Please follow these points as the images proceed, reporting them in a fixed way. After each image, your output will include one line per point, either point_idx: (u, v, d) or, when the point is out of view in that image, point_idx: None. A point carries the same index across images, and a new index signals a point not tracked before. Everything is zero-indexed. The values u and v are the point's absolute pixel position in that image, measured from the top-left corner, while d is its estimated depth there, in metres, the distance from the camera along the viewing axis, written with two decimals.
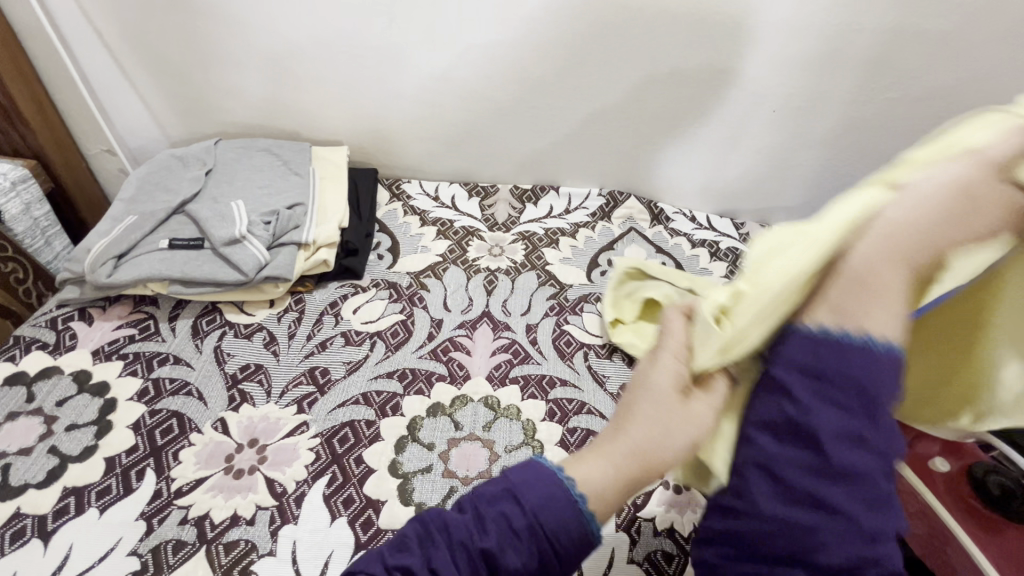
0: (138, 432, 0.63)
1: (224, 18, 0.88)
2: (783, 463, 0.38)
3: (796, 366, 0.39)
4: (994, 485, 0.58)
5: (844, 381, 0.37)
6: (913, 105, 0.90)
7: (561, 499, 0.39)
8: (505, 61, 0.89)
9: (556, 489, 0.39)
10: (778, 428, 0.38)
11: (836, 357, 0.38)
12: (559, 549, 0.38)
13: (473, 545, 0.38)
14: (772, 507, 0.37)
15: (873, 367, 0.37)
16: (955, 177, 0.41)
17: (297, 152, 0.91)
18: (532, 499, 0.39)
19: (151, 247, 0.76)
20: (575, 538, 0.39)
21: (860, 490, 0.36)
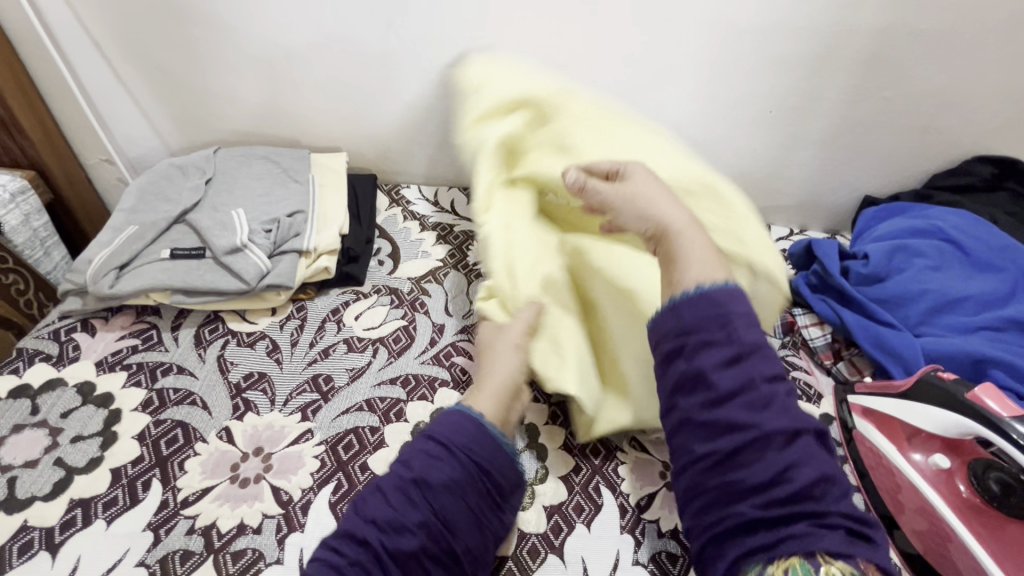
0: (143, 443, 0.63)
1: (221, 27, 0.88)
2: (691, 407, 0.48)
3: (676, 326, 0.51)
4: (995, 482, 0.59)
5: (706, 325, 0.50)
6: (908, 103, 0.91)
7: (465, 423, 0.57)
8: (502, 65, 0.90)
9: (456, 417, 0.57)
10: (687, 385, 0.49)
11: (694, 310, 0.51)
12: (472, 461, 0.55)
13: (405, 476, 0.53)
14: (703, 446, 0.47)
15: (707, 305, 0.50)
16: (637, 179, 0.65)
17: (297, 159, 0.91)
18: (443, 432, 0.56)
19: (152, 257, 0.76)
20: (485, 446, 0.56)
21: (753, 401, 0.46)
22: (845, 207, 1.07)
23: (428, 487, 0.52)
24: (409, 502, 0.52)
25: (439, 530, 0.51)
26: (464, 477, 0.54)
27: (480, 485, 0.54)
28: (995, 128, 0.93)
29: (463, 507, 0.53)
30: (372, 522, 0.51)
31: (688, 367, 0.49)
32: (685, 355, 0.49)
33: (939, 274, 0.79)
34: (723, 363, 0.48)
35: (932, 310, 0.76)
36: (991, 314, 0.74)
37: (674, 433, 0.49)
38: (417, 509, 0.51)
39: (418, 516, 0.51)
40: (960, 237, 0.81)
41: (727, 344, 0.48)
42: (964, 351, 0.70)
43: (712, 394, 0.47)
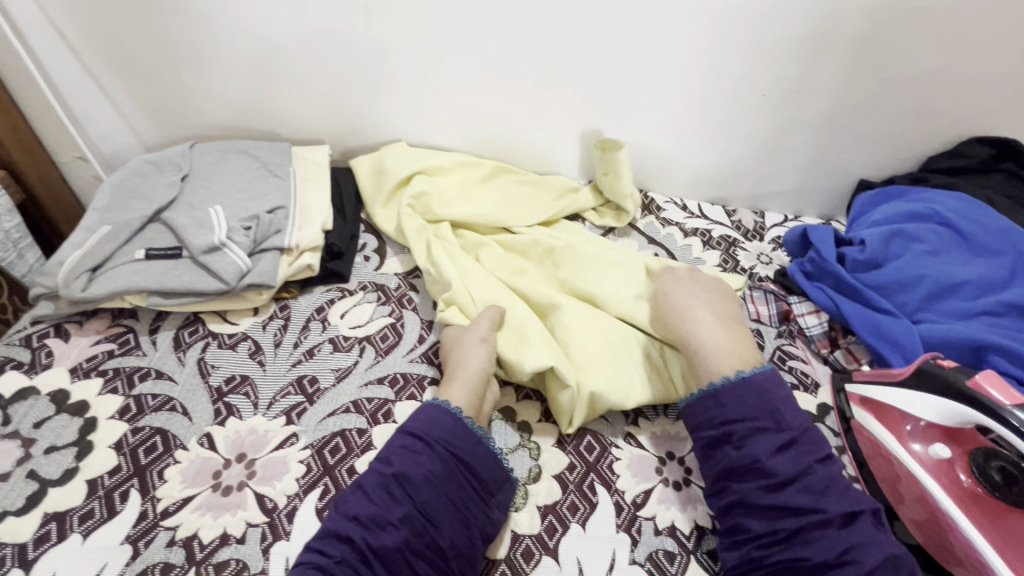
0: (120, 452, 0.61)
1: (192, 16, 0.84)
2: (749, 492, 0.57)
3: (722, 415, 0.61)
4: (997, 470, 0.58)
5: (750, 413, 0.59)
6: (905, 84, 0.89)
7: (442, 417, 0.59)
8: (487, 52, 0.86)
9: (434, 411, 0.59)
10: (741, 471, 0.58)
11: (737, 398, 0.60)
12: (451, 454, 0.57)
13: (385, 473, 0.55)
14: (766, 526, 0.55)
15: (749, 395, 0.60)
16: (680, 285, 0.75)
17: (277, 153, 0.88)
18: (420, 426, 0.58)
19: (126, 258, 0.73)
20: (463, 440, 0.58)
21: (810, 487, 0.55)
22: (839, 192, 1.05)
23: (409, 481, 0.54)
24: (391, 498, 0.53)
25: (422, 522, 0.53)
26: (444, 469, 0.56)
27: (460, 477, 0.57)
28: (992, 108, 0.91)
29: (444, 500, 0.55)
30: (354, 519, 0.52)
31: (740, 455, 0.58)
32: (733, 444, 0.59)
33: (937, 259, 0.77)
34: (778, 447, 0.57)
35: (930, 296, 0.75)
36: (989, 299, 0.73)
37: (728, 512, 0.58)
38: (398, 503, 0.53)
39: (400, 510, 0.53)
40: (960, 222, 0.79)
41: (775, 433, 0.58)
42: (963, 337, 0.69)
43: (770, 480, 0.56)
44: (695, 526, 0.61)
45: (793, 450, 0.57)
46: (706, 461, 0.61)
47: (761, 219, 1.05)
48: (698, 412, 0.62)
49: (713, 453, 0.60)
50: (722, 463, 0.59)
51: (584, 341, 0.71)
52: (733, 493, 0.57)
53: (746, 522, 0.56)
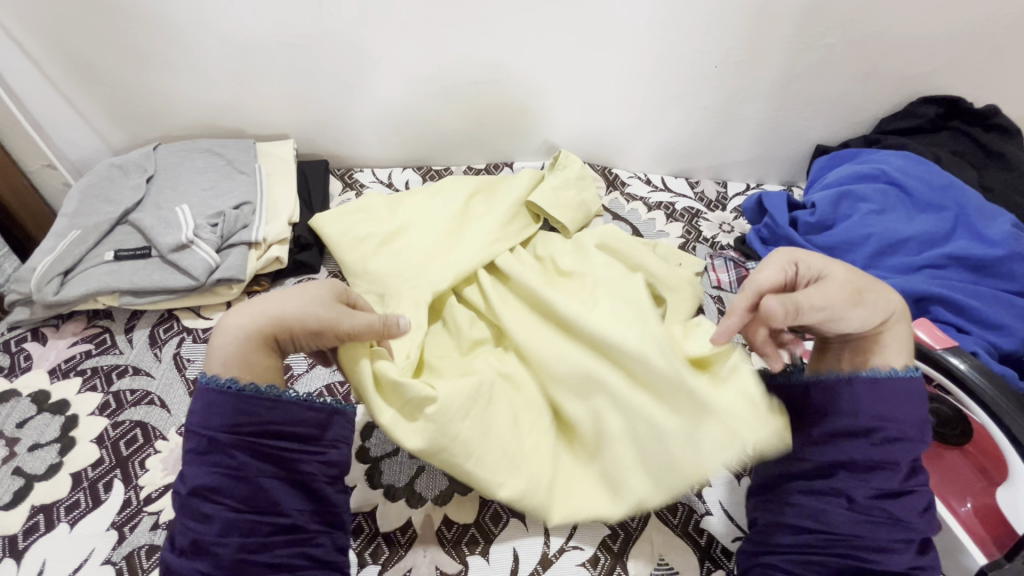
0: (102, 445, 0.63)
1: (144, 18, 0.85)
2: (857, 488, 0.47)
3: (865, 412, 0.48)
4: (931, 412, 0.62)
5: (904, 419, 0.48)
6: (851, 49, 0.91)
7: (216, 403, 0.45)
8: (442, 39, 0.87)
9: (203, 397, 0.46)
10: (864, 467, 0.47)
11: (890, 394, 0.48)
12: (247, 436, 0.46)
13: (184, 493, 0.44)
14: (849, 527, 0.46)
15: (905, 397, 0.48)
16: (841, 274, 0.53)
17: (240, 149, 0.89)
18: (196, 426, 0.45)
19: (96, 260, 0.75)
20: (250, 414, 0.46)
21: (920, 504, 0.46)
22: (797, 158, 1.08)
23: (208, 492, 0.44)
24: (204, 516, 0.44)
25: (250, 518, 0.45)
26: (250, 453, 0.46)
27: (269, 450, 0.47)
28: (937, 69, 0.94)
29: (265, 480, 0.46)
30: (184, 551, 0.44)
31: (873, 453, 0.47)
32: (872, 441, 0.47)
33: (882, 218, 0.80)
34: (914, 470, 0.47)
35: (876, 253, 0.77)
36: (932, 252, 0.76)
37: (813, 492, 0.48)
38: (213, 518, 0.44)
39: (219, 521, 0.44)
40: (902, 179, 0.82)
41: (917, 444, 0.47)
42: (907, 290, 0.72)
43: (888, 487, 0.47)
44: None
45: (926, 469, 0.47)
46: (817, 446, 0.50)
47: (723, 189, 1.07)
48: (831, 394, 0.50)
49: (833, 441, 0.49)
50: (838, 453, 0.48)
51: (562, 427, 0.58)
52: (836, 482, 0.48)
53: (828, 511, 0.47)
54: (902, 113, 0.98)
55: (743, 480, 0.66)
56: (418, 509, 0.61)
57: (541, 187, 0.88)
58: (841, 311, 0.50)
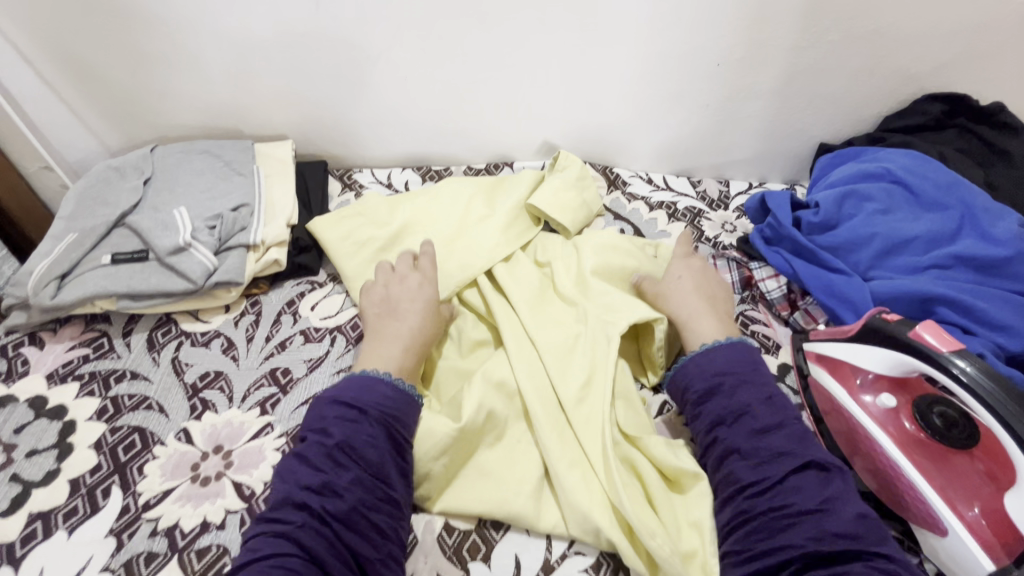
0: (100, 451, 0.63)
1: (140, 17, 0.84)
2: (738, 437, 0.56)
3: (710, 369, 0.61)
4: (938, 416, 0.61)
5: (736, 369, 0.60)
6: (855, 46, 0.90)
7: (375, 385, 0.59)
8: (442, 37, 0.86)
9: (366, 379, 0.59)
10: (731, 417, 0.57)
11: (723, 357, 0.62)
12: (389, 417, 0.57)
13: (327, 442, 0.54)
14: (751, 474, 0.54)
15: (730, 352, 0.62)
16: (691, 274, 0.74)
17: (238, 150, 0.89)
18: (350, 396, 0.57)
19: (93, 264, 0.75)
20: (394, 398, 0.58)
21: (790, 434, 0.56)
22: (800, 157, 1.07)
23: (350, 447, 0.53)
24: (337, 464, 0.53)
25: (372, 480, 0.53)
26: (385, 430, 0.56)
27: (395, 437, 0.56)
28: (943, 65, 0.93)
29: (390, 456, 0.55)
30: (308, 487, 0.51)
31: (730, 405, 0.58)
32: (721, 395, 0.59)
33: (887, 217, 0.79)
34: (763, 399, 0.58)
35: (881, 253, 0.77)
36: (937, 252, 0.75)
37: (721, 464, 0.57)
38: (346, 470, 0.52)
39: (350, 474, 0.52)
40: (907, 177, 0.81)
41: (761, 387, 0.59)
42: (911, 292, 0.71)
43: (757, 427, 0.56)
44: None
45: (778, 402, 0.58)
46: (697, 418, 0.60)
47: (725, 188, 1.07)
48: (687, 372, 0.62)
49: (702, 407, 0.60)
50: (713, 413, 0.59)
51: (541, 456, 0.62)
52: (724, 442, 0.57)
53: (734, 470, 0.55)
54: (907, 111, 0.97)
55: None
56: (419, 516, 0.61)
57: (542, 188, 0.87)
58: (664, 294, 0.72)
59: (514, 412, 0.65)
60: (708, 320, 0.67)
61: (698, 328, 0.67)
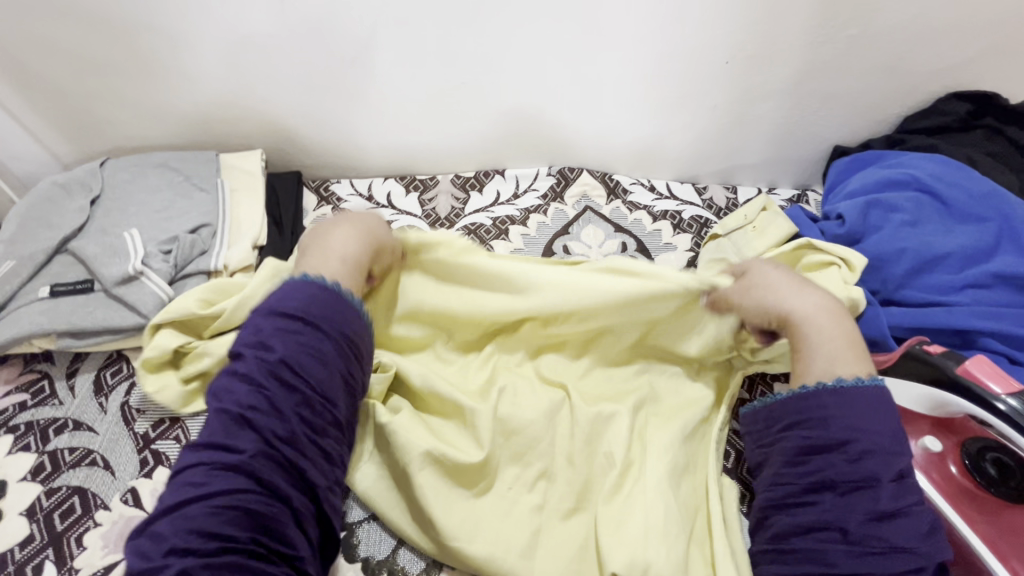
0: (33, 519, 0.55)
1: (85, 17, 0.75)
2: (847, 516, 0.45)
3: (840, 420, 0.48)
4: (992, 465, 0.54)
5: (873, 426, 0.47)
6: (875, 40, 0.82)
7: (322, 299, 0.52)
8: (423, 38, 0.78)
9: (306, 291, 0.52)
10: (844, 486, 0.46)
11: (856, 405, 0.48)
12: (344, 336, 0.51)
13: (269, 358, 0.47)
14: (850, 564, 0.43)
15: (877, 403, 0.48)
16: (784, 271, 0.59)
17: (199, 162, 0.80)
18: (293, 306, 0.50)
19: (30, 298, 0.66)
20: (337, 317, 0.52)
21: (917, 525, 0.44)
22: (814, 160, 1.00)
23: (297, 367, 0.47)
24: (282, 384, 0.47)
25: (320, 404, 0.48)
26: (336, 346, 0.50)
27: (346, 354, 0.51)
28: (969, 61, 0.85)
29: (337, 375, 0.50)
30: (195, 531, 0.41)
31: (851, 471, 0.46)
32: (847, 456, 0.46)
33: (916, 230, 0.72)
34: (898, 477, 0.45)
35: (912, 270, 0.70)
36: (974, 270, 0.68)
37: (804, 533, 0.46)
38: (293, 388, 0.47)
39: (293, 397, 0.47)
40: (937, 187, 0.74)
41: (895, 456, 0.46)
42: (946, 320, 0.65)
43: (876, 508, 0.45)
44: None
45: (910, 484, 0.46)
46: (792, 467, 0.49)
47: (733, 195, 0.99)
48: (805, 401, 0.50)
49: (806, 459, 0.48)
50: (818, 474, 0.47)
51: (615, 505, 0.54)
52: (824, 512, 0.46)
53: (827, 551, 0.44)
54: (930, 112, 0.90)
55: None
56: None
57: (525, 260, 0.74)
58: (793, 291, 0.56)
59: (507, 457, 0.57)
60: (834, 322, 0.54)
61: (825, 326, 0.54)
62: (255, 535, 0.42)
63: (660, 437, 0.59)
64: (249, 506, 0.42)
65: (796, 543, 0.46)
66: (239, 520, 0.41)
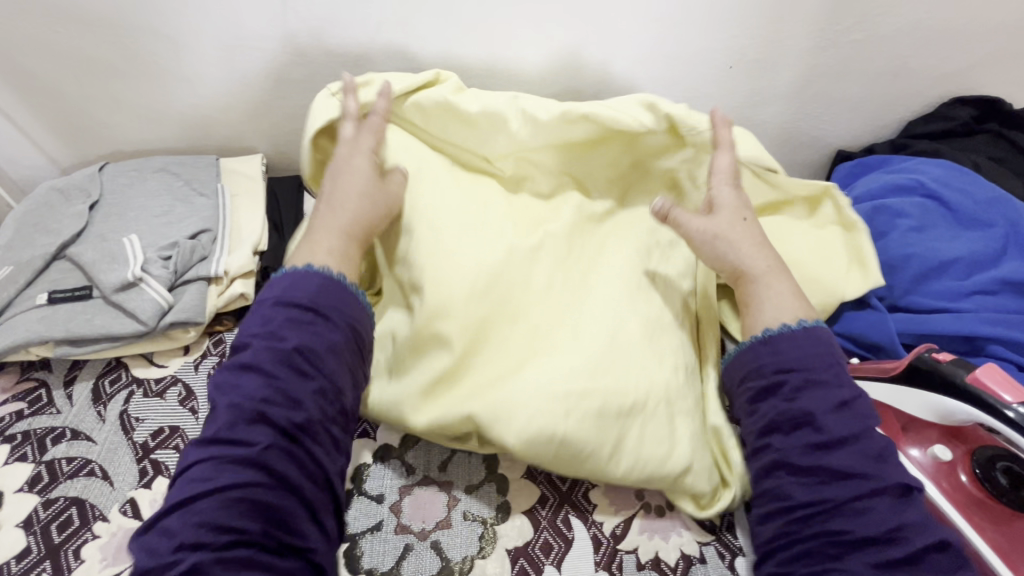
0: (30, 531, 0.54)
1: (82, 21, 0.74)
2: (792, 451, 0.49)
3: (774, 362, 0.53)
4: (1003, 474, 0.54)
5: (807, 364, 0.52)
6: (880, 45, 0.82)
7: (328, 286, 0.54)
8: (424, 42, 0.77)
9: (305, 278, 0.54)
10: (787, 425, 0.50)
11: (793, 351, 0.53)
12: (356, 323, 0.54)
13: (282, 348, 0.49)
14: (805, 494, 0.47)
15: (809, 343, 0.53)
16: (748, 236, 0.61)
17: (199, 167, 0.79)
18: (303, 296, 0.52)
19: (28, 304, 0.65)
20: (346, 301, 0.54)
21: (865, 450, 0.47)
22: (818, 164, 1.00)
23: (309, 356, 0.49)
24: (296, 374, 0.48)
25: (332, 398, 0.49)
26: (348, 329, 0.53)
27: (359, 344, 0.53)
28: (973, 66, 0.85)
29: (350, 365, 0.52)
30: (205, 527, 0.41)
31: (790, 409, 0.50)
32: (782, 396, 0.51)
33: (922, 236, 0.71)
34: (834, 407, 0.49)
35: (918, 276, 0.69)
36: (980, 276, 0.68)
37: (768, 474, 0.50)
38: (309, 376, 0.49)
39: (308, 386, 0.48)
40: (943, 192, 0.73)
41: (832, 388, 0.50)
42: (953, 327, 0.65)
43: (817, 438, 0.49)
44: (681, 555, 0.57)
45: (851, 408, 0.49)
46: (751, 416, 0.54)
47: None
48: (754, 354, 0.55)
49: (758, 405, 0.53)
50: (767, 417, 0.52)
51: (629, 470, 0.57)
52: (775, 451, 0.50)
53: (782, 485, 0.49)
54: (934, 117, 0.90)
55: None
56: None
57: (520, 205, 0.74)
58: (744, 258, 0.60)
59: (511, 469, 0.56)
60: (777, 283, 0.59)
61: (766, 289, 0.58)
62: (270, 526, 0.42)
63: (650, 348, 0.59)
64: (261, 498, 0.43)
65: (765, 485, 0.50)
66: (251, 512, 0.42)
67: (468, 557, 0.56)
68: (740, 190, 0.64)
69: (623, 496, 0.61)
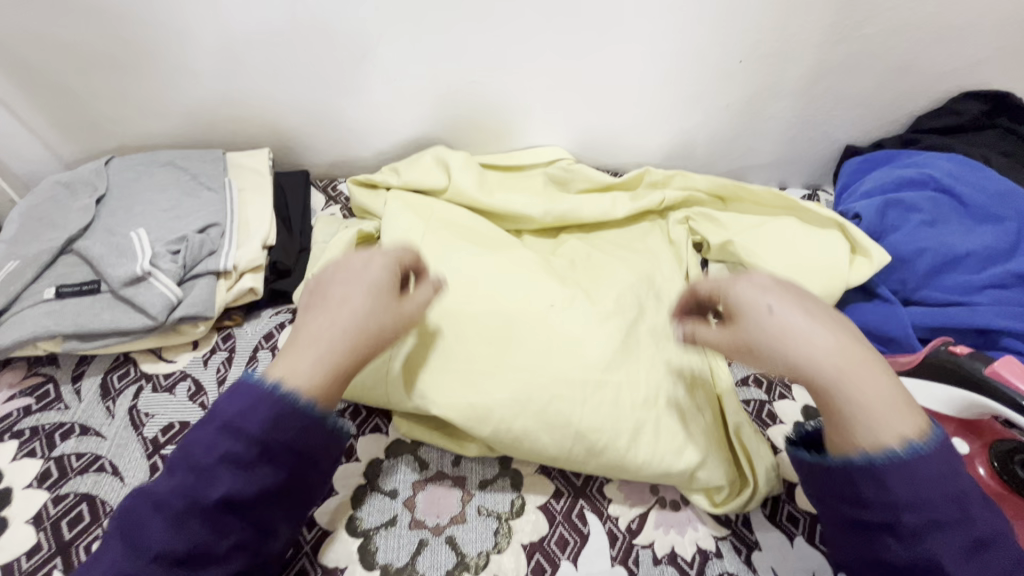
0: (40, 527, 0.53)
1: (87, 14, 0.73)
2: None
3: (884, 494, 0.41)
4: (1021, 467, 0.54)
5: (932, 497, 0.40)
6: (890, 40, 0.81)
7: (280, 413, 0.44)
8: (433, 36, 0.77)
9: (252, 399, 0.44)
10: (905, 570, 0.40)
11: (913, 479, 0.40)
12: (307, 454, 0.45)
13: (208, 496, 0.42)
14: None
15: (931, 470, 0.40)
16: (828, 339, 0.44)
17: (206, 161, 0.78)
18: (247, 426, 0.43)
19: (35, 299, 0.64)
20: (302, 427, 0.45)
21: None
22: (826, 159, 0.99)
23: (235, 506, 0.42)
24: (216, 525, 0.42)
25: (254, 543, 0.44)
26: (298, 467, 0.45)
27: (305, 475, 0.46)
28: (983, 61, 0.85)
29: (282, 503, 0.45)
30: None
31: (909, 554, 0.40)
32: (899, 537, 0.40)
33: (935, 230, 0.71)
34: (971, 552, 0.38)
35: (931, 271, 0.69)
36: (994, 270, 0.67)
37: None
38: (231, 527, 0.43)
39: (228, 540, 0.43)
40: (955, 187, 0.73)
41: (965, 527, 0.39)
42: (967, 321, 0.65)
43: None
44: (697, 549, 0.57)
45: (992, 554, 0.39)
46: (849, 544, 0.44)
47: None
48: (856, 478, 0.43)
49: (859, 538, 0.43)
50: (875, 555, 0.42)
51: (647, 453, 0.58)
52: None
53: None
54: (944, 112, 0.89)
55: (798, 542, 0.57)
56: None
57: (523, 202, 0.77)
58: (835, 377, 0.43)
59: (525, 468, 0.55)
60: (884, 397, 0.43)
61: (878, 417, 0.42)
62: None
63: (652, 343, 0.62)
64: None
65: None
66: None
67: (483, 552, 0.55)
68: (755, 278, 0.48)
69: (638, 490, 0.61)
